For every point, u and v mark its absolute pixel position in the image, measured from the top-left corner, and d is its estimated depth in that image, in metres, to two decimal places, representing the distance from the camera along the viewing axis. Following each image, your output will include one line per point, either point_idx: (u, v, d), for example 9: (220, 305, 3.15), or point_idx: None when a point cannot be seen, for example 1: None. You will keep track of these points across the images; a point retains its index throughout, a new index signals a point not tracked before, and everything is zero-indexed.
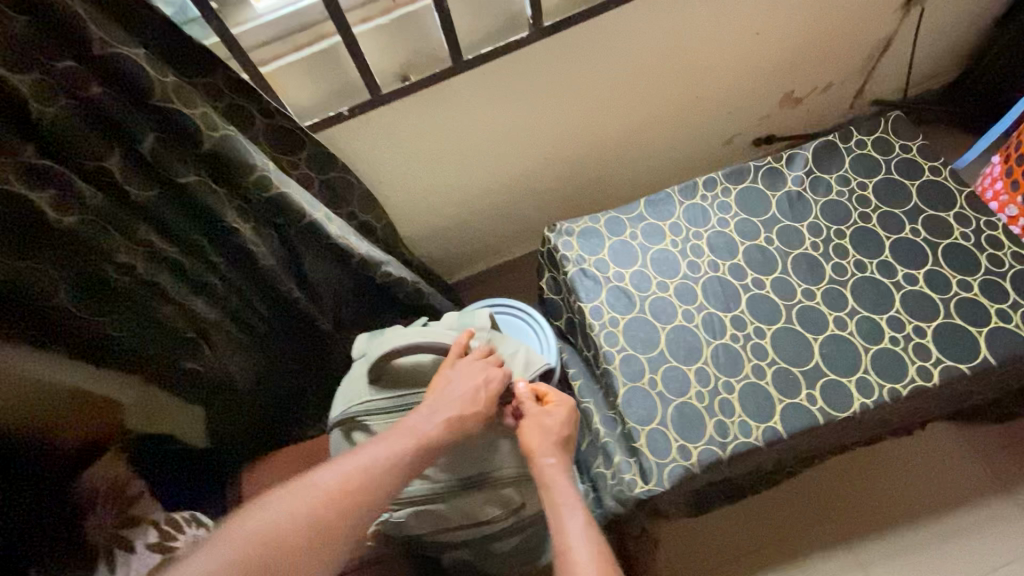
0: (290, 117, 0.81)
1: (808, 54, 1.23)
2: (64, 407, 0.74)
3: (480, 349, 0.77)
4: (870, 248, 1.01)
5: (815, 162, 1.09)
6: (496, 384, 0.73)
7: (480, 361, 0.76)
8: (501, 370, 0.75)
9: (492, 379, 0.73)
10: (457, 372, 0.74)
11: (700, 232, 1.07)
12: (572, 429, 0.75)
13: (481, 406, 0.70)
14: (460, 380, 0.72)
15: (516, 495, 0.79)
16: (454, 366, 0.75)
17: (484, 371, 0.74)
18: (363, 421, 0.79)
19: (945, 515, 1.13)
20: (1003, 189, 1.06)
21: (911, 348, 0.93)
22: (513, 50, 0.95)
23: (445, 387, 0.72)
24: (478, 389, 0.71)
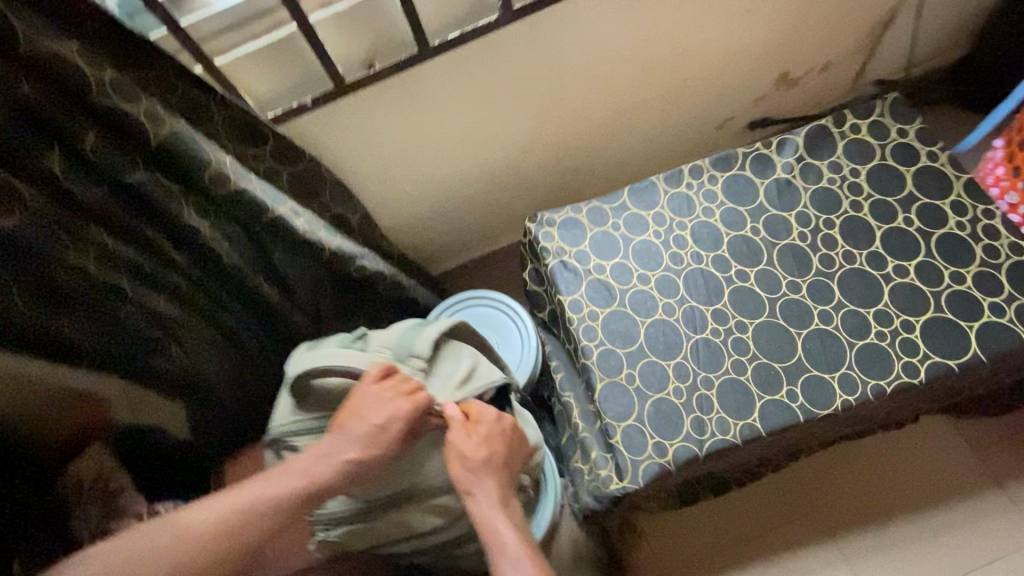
0: (248, 109, 0.81)
1: (803, 32, 1.17)
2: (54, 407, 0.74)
3: (398, 380, 0.73)
4: (860, 239, 0.97)
5: (806, 148, 1.05)
6: (401, 420, 0.71)
7: (394, 393, 0.72)
8: (407, 402, 0.72)
9: (397, 414, 0.71)
10: (365, 406, 0.71)
11: (684, 221, 1.04)
12: (494, 447, 0.74)
13: (381, 447, 0.70)
14: (364, 415, 0.70)
15: (452, 503, 0.78)
16: (364, 398, 0.71)
17: (388, 404, 0.71)
18: (290, 440, 0.79)
19: (935, 510, 1.11)
20: (1004, 175, 1.03)
21: (898, 343, 0.89)
22: (486, 34, 0.91)
23: (348, 423, 0.70)
24: (378, 429, 0.70)
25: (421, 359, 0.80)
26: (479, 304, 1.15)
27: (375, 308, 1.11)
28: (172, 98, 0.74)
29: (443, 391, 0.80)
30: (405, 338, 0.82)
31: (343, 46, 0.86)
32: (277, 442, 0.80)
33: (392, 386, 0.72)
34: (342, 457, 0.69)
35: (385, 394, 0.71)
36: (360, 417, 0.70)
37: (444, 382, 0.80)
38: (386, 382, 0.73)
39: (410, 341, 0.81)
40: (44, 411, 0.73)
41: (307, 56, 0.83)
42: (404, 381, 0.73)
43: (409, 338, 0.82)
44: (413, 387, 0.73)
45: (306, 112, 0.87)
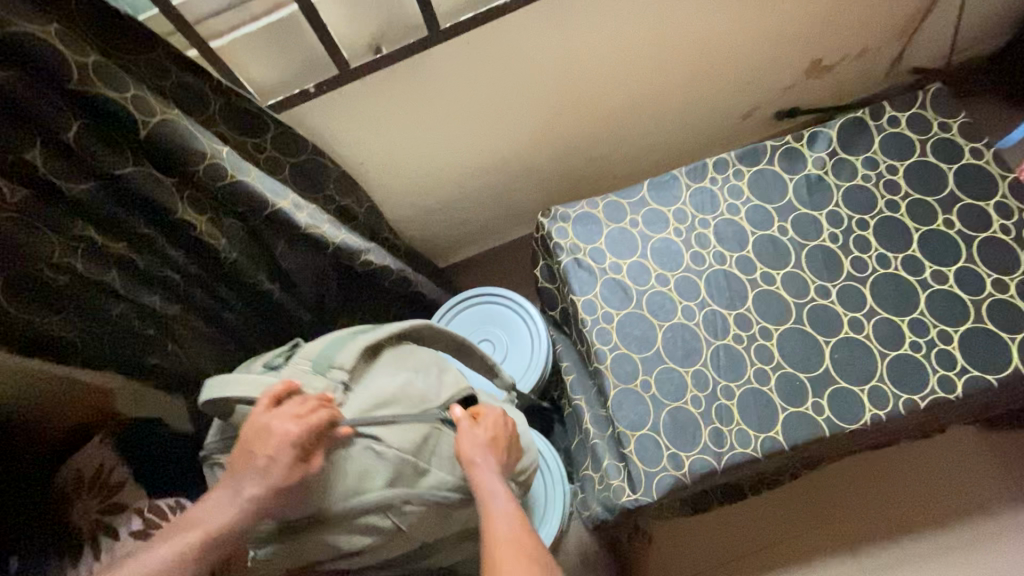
0: (248, 97, 0.77)
1: (839, 15, 1.09)
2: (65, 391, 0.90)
3: (285, 407, 0.63)
4: (895, 242, 0.91)
5: (839, 142, 0.98)
6: (291, 447, 0.61)
7: (282, 419, 0.62)
8: (297, 424, 0.62)
9: (286, 440, 0.61)
10: (254, 439, 0.62)
11: (706, 219, 0.98)
12: (503, 436, 0.72)
13: (275, 480, 0.60)
14: (253, 449, 0.61)
15: (383, 521, 0.68)
16: (251, 430, 0.62)
17: (275, 433, 0.61)
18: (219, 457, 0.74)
19: (959, 524, 1.06)
20: None
21: (934, 355, 0.84)
22: (500, 17, 0.85)
23: (239, 462, 0.61)
24: (269, 462, 0.61)
25: (342, 371, 0.70)
26: (490, 301, 1.10)
27: (380, 302, 1.07)
28: (165, 86, 0.70)
29: (362, 404, 0.69)
30: (328, 349, 0.73)
31: (347, 28, 0.80)
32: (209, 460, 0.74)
33: (286, 410, 0.63)
34: (241, 496, 0.60)
35: (272, 421, 0.62)
36: (250, 453, 0.61)
37: (365, 395, 0.70)
38: (279, 409, 0.63)
39: (332, 352, 0.72)
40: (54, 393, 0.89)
41: (310, 39, 0.77)
42: (298, 404, 0.63)
43: (333, 348, 0.73)
44: (308, 407, 0.64)
45: (309, 99, 0.82)
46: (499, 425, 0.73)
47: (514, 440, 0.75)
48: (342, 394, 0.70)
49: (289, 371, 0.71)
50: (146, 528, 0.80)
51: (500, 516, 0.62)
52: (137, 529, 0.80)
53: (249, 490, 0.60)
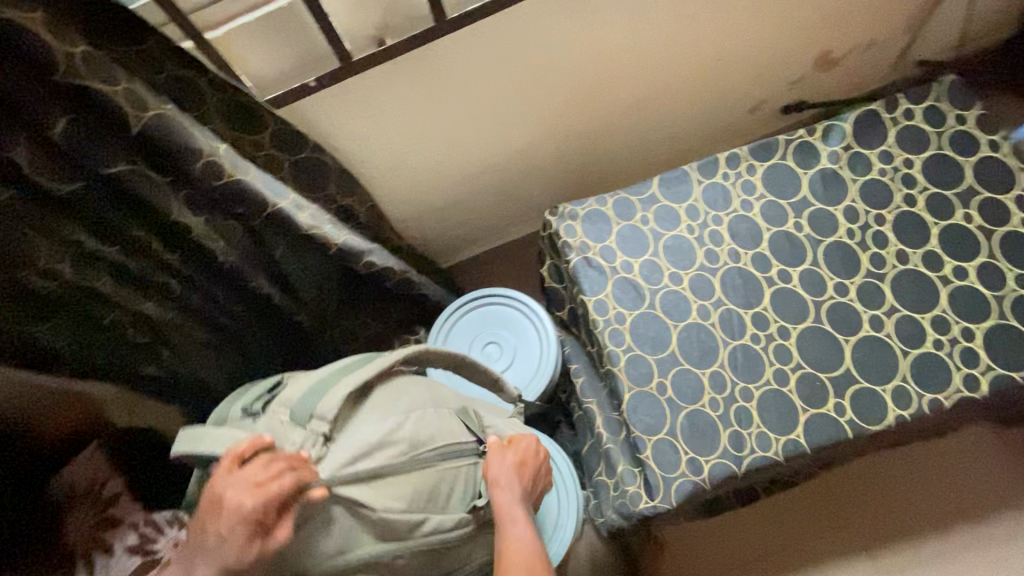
0: (246, 92, 0.73)
1: (851, 6, 1.06)
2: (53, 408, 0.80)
3: (244, 473, 0.53)
4: (914, 237, 0.89)
5: (854, 136, 0.96)
6: (240, 525, 0.51)
7: (241, 488, 0.53)
8: (251, 497, 0.52)
9: (237, 518, 0.51)
10: (208, 512, 0.53)
11: (719, 216, 0.96)
12: (534, 464, 0.70)
13: (226, 563, 0.51)
14: (204, 525, 0.52)
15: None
16: (208, 499, 0.54)
17: (226, 507, 0.52)
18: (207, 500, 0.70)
19: (976, 522, 1.05)
20: None
21: (957, 353, 0.82)
22: (508, 6, 0.81)
23: (193, 539, 0.53)
24: (221, 544, 0.51)
25: (322, 422, 0.63)
26: (498, 303, 1.07)
27: (381, 304, 1.03)
28: (159, 79, 0.66)
29: (341, 458, 0.62)
30: (311, 396, 0.66)
31: (348, 20, 0.77)
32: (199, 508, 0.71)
33: (243, 475, 0.53)
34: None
35: (224, 491, 0.52)
36: (202, 530, 0.53)
37: (346, 447, 0.63)
38: (237, 473, 0.54)
39: (313, 400, 0.65)
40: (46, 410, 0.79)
41: (312, 31, 0.74)
42: (259, 469, 0.54)
43: (316, 396, 0.66)
44: (265, 473, 0.53)
45: (309, 93, 0.79)
46: (528, 451, 0.71)
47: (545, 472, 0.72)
48: (322, 448, 0.63)
49: (267, 422, 0.66)
50: (143, 545, 0.82)
51: (517, 545, 0.60)
52: (133, 545, 0.82)
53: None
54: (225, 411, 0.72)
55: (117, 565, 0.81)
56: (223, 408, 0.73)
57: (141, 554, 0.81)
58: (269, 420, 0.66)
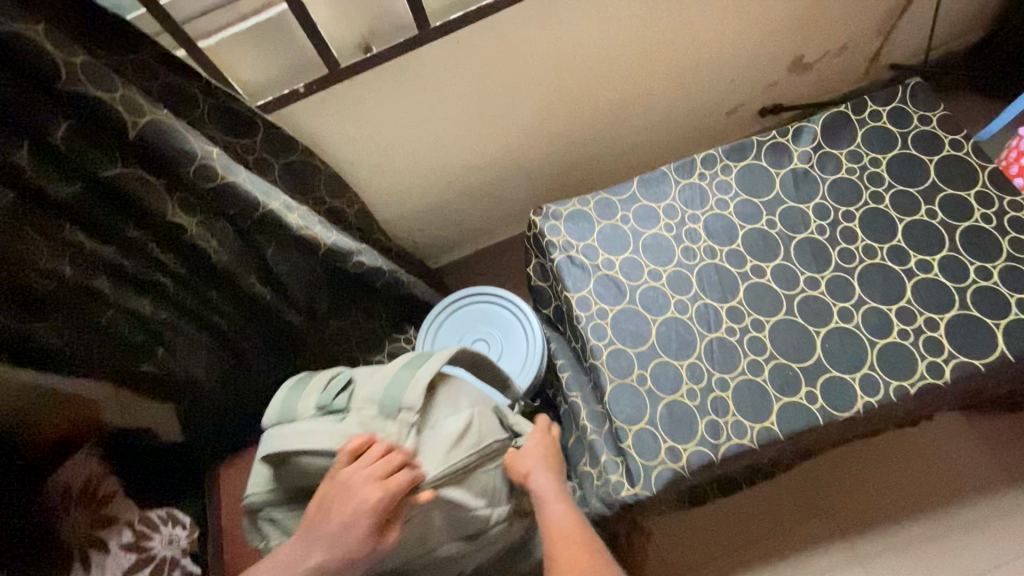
0: (239, 99, 0.76)
1: (822, 13, 1.11)
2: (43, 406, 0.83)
3: (371, 466, 0.63)
4: (880, 232, 0.93)
5: (823, 137, 1.00)
6: (368, 514, 0.61)
7: (369, 478, 0.62)
8: (378, 490, 0.62)
9: (364, 508, 0.61)
10: (335, 498, 0.63)
11: (696, 214, 0.99)
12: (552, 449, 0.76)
13: (348, 547, 0.61)
14: (331, 511, 0.62)
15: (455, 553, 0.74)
16: (335, 485, 0.63)
17: (355, 496, 0.62)
18: (268, 511, 0.73)
19: (950, 508, 1.08)
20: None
21: (922, 342, 0.86)
22: (491, 15, 0.85)
23: (317, 519, 0.63)
24: (347, 530, 0.61)
25: (412, 413, 0.69)
26: (485, 300, 1.10)
27: (370, 303, 1.06)
28: (153, 86, 0.70)
29: (437, 454, 0.70)
30: (392, 388, 0.71)
31: (336, 28, 0.80)
32: (255, 512, 0.73)
33: (366, 469, 0.63)
34: (307, 562, 0.61)
35: (353, 481, 0.62)
36: (328, 512, 0.63)
37: (437, 442, 0.71)
38: (361, 467, 0.63)
39: (398, 392, 0.70)
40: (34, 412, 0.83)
41: (301, 41, 0.77)
42: (380, 464, 0.63)
43: (396, 387, 0.71)
44: (388, 468, 0.63)
45: (299, 98, 0.82)
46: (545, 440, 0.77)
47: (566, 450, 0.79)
48: (415, 437, 0.70)
49: (355, 418, 0.70)
50: (139, 541, 0.87)
51: (557, 520, 0.68)
52: (130, 542, 0.86)
53: (317, 558, 0.61)
54: (287, 406, 0.73)
55: (113, 562, 0.85)
56: (283, 401, 0.74)
57: (138, 551, 0.86)
58: (356, 416, 0.70)
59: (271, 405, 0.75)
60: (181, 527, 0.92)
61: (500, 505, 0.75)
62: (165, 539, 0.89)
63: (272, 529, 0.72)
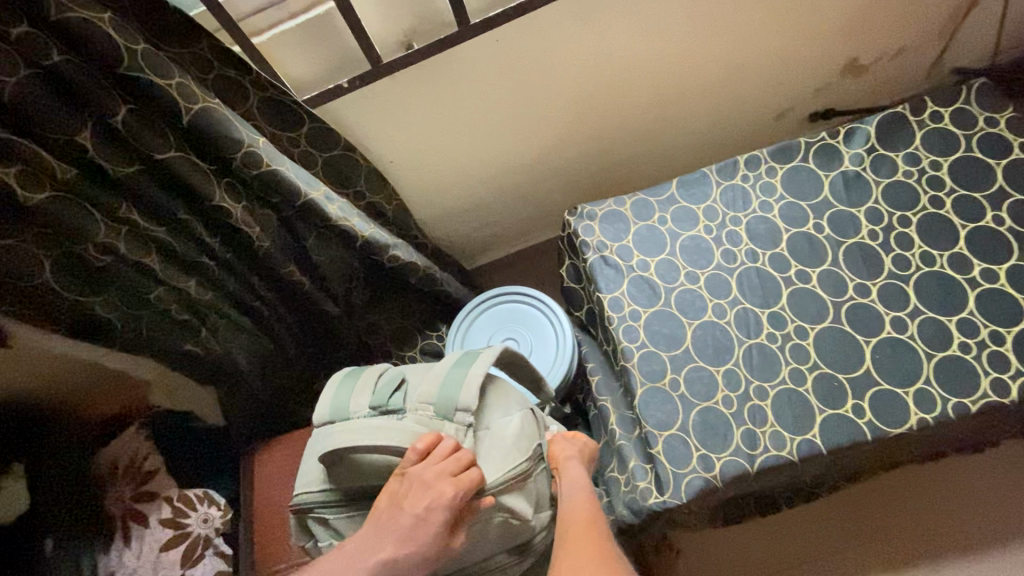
0: (285, 91, 0.80)
1: (879, 13, 1.06)
2: (91, 379, 0.94)
3: (441, 463, 0.62)
4: (940, 239, 0.87)
5: (878, 139, 0.94)
6: (443, 511, 0.60)
7: (439, 473, 0.62)
8: (452, 486, 0.61)
9: (437, 503, 0.60)
10: (407, 491, 0.62)
11: (738, 216, 0.96)
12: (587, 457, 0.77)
13: (421, 543, 0.60)
14: (402, 505, 0.62)
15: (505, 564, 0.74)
16: (406, 479, 0.63)
17: (430, 492, 0.61)
18: (319, 513, 0.70)
19: (1017, 546, 0.99)
20: None
21: (985, 356, 0.79)
22: (529, 13, 0.85)
23: (387, 515, 0.62)
24: (417, 524, 0.60)
25: (468, 413, 0.69)
26: (515, 300, 1.09)
27: (405, 298, 1.09)
28: (208, 78, 0.75)
29: (494, 459, 0.69)
30: (446, 388, 0.69)
31: (380, 26, 0.83)
32: (305, 512, 0.71)
33: (435, 465, 0.62)
34: (376, 558, 0.60)
35: (427, 477, 0.62)
36: (399, 507, 0.62)
37: (493, 445, 0.70)
38: (429, 464, 0.63)
39: (453, 392, 0.69)
40: (87, 382, 0.95)
41: (346, 38, 0.80)
42: (451, 461, 0.63)
43: (451, 388, 0.69)
44: (461, 466, 0.63)
45: (341, 94, 0.85)
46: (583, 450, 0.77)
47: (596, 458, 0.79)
48: (471, 438, 0.70)
49: (413, 418, 0.69)
50: (176, 518, 0.92)
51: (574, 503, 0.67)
52: (168, 518, 0.92)
53: (383, 554, 0.60)
54: (339, 403, 0.70)
55: (151, 536, 0.91)
56: (335, 397, 0.71)
57: (174, 526, 0.92)
58: (413, 416, 0.69)
59: (323, 398, 0.71)
60: (216, 506, 0.94)
61: (545, 510, 0.75)
62: (200, 518, 0.93)
63: (323, 530, 0.71)
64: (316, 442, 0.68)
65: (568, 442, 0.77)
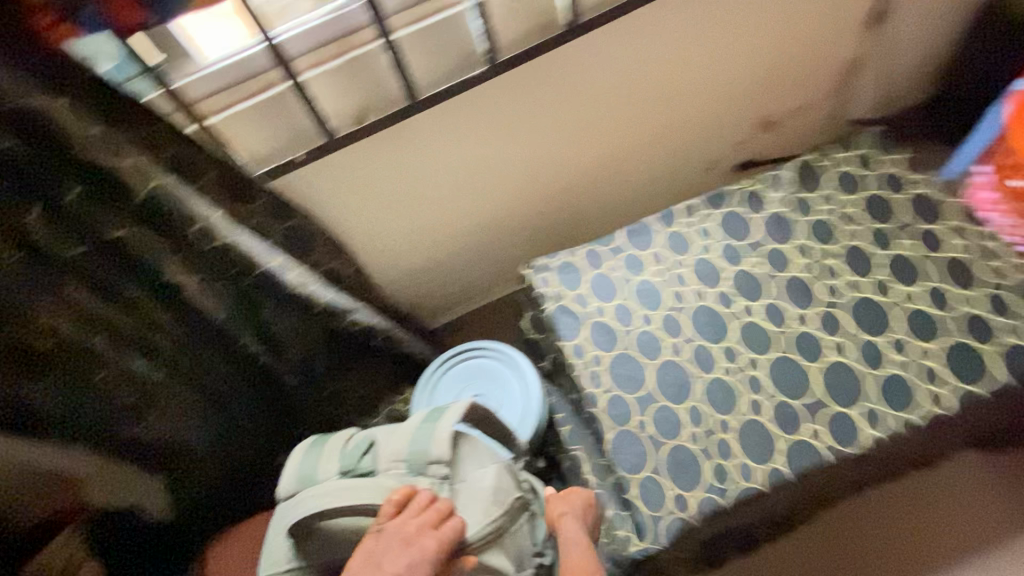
0: (236, 166, 0.82)
1: (781, 77, 1.20)
2: (19, 488, 0.75)
3: (419, 512, 0.60)
4: (863, 268, 0.95)
5: (796, 183, 1.05)
6: (425, 567, 0.57)
7: (418, 525, 0.59)
8: (434, 540, 0.58)
9: (419, 559, 0.57)
10: (383, 552, 0.58)
11: (683, 259, 1.02)
12: (586, 511, 0.79)
13: None
14: (379, 566, 0.57)
15: None
16: (381, 537, 0.59)
17: (410, 548, 0.57)
18: None
19: (987, 556, 1.03)
20: (1011, 210, 0.98)
21: (919, 372, 0.86)
22: (475, 88, 0.91)
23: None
24: None
25: (442, 465, 0.68)
26: (479, 356, 1.10)
27: (367, 363, 1.07)
28: (163, 156, 0.73)
29: (474, 511, 0.67)
30: (417, 442, 0.68)
31: (333, 103, 0.86)
32: None
33: (411, 519, 0.59)
34: None
35: (407, 532, 0.58)
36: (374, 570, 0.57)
37: (471, 501, 0.68)
38: (405, 518, 0.60)
39: (424, 445, 0.68)
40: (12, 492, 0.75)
41: (298, 114, 0.84)
42: (428, 512, 0.60)
43: (422, 441, 0.68)
44: (440, 516, 0.61)
45: (295, 166, 0.87)
46: (577, 504, 0.79)
47: (590, 515, 0.79)
48: (447, 491, 0.68)
49: (386, 478, 0.67)
50: None
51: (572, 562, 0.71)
52: None
53: None
54: (306, 472, 0.68)
55: None
56: (299, 466, 0.69)
57: None
58: (385, 474, 0.67)
59: (288, 468, 0.69)
60: None
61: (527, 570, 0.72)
62: None
63: None
64: (281, 517, 0.64)
65: (562, 499, 0.79)
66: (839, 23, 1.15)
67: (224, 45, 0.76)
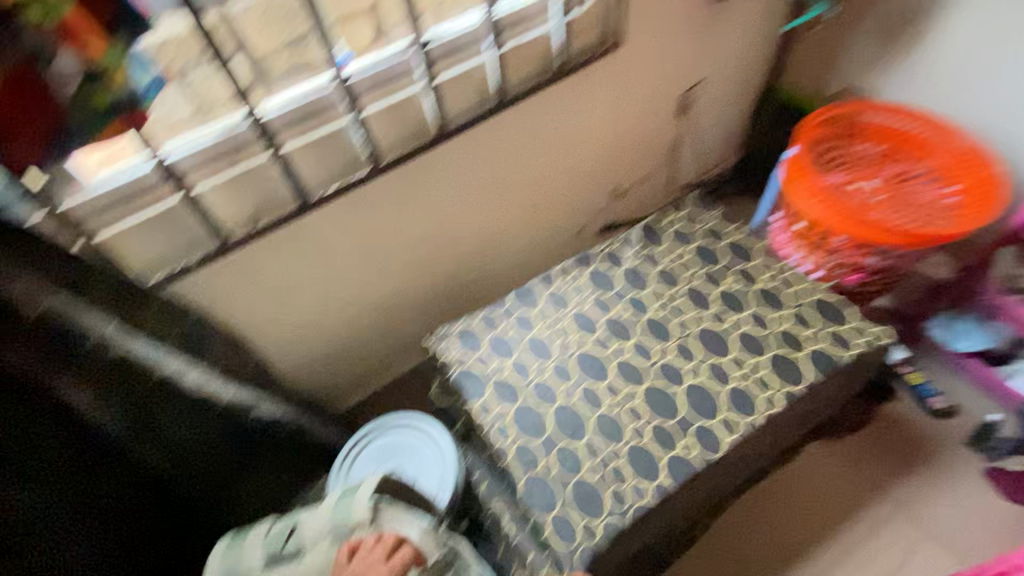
0: (118, 275, 0.84)
1: (622, 157, 1.47)
2: None
3: (366, 553, 0.75)
4: (703, 302, 1.17)
5: (642, 242, 1.27)
6: None
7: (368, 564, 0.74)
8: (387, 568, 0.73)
9: None
10: None
11: (564, 313, 1.18)
12: None
13: None
14: None
15: None
16: None
17: None
18: None
19: (842, 528, 1.25)
20: (808, 249, 1.25)
21: (755, 382, 1.06)
22: (363, 187, 1.02)
23: None
24: None
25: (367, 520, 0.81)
26: (393, 430, 1.15)
27: (276, 457, 1.06)
28: (50, 275, 0.72)
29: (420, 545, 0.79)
30: (338, 513, 0.82)
31: (227, 210, 0.92)
32: None
33: (360, 564, 0.74)
34: None
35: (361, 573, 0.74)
36: None
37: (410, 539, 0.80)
38: (356, 564, 0.74)
39: (346, 512, 0.81)
40: None
41: (191, 223, 0.89)
42: (374, 551, 0.75)
43: (343, 509, 0.82)
44: (387, 550, 0.75)
45: (190, 271, 0.91)
46: None
47: None
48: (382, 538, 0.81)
49: (319, 548, 0.79)
50: None
51: None
52: None
53: None
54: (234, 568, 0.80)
55: None
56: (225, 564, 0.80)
57: None
58: (319, 545, 0.80)
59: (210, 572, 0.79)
60: None
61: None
62: None
63: None
64: None
65: None
66: (658, 114, 1.45)
67: (113, 165, 0.80)
